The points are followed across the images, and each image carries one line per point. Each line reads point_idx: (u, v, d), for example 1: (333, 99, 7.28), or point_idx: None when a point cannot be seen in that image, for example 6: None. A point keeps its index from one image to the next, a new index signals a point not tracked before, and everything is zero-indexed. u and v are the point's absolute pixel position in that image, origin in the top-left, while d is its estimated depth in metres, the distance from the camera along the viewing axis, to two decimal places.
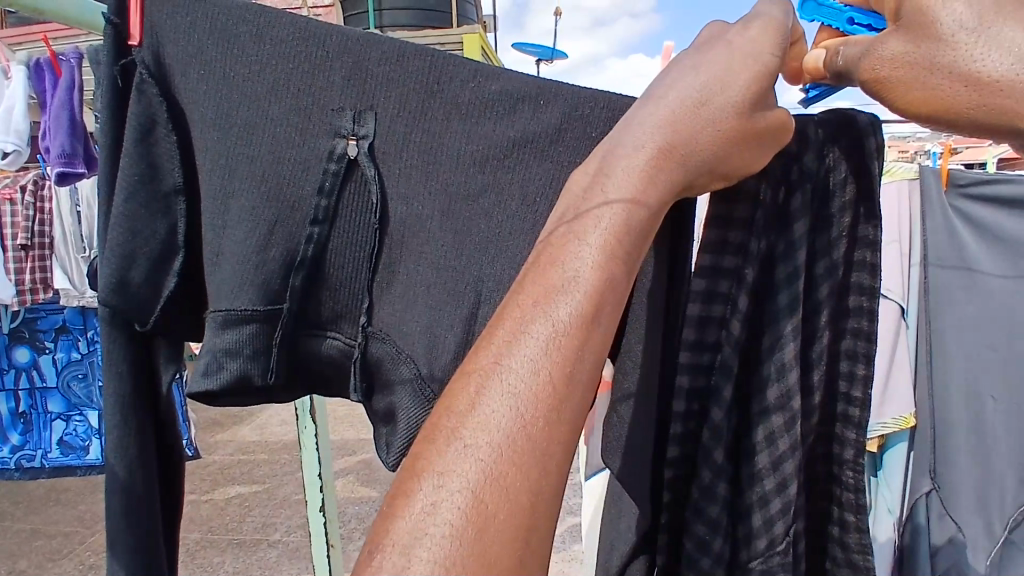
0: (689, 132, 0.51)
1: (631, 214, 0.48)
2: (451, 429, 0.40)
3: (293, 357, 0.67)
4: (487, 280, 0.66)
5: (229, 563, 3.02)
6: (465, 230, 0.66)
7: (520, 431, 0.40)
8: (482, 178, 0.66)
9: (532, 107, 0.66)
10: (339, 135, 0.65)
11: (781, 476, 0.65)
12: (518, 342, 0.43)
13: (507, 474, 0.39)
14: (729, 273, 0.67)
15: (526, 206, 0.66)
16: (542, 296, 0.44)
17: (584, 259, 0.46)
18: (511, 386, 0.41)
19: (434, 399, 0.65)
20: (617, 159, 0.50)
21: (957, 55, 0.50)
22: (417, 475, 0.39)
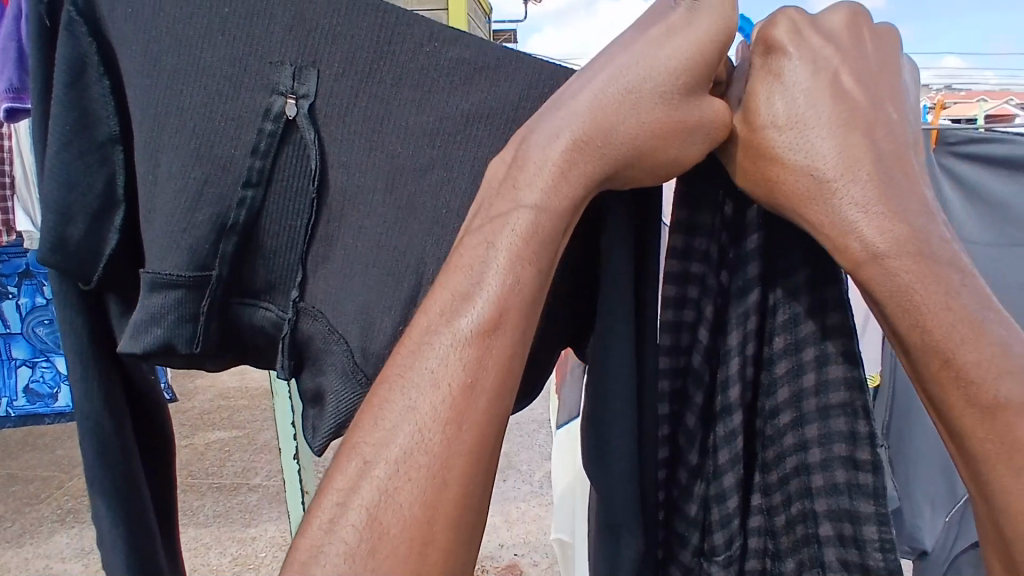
0: (608, 123, 0.52)
1: (541, 216, 0.50)
2: (352, 447, 0.46)
3: (224, 324, 0.63)
4: (429, 263, 0.61)
5: (210, 507, 3.03)
6: (410, 208, 0.61)
7: (417, 447, 0.45)
8: (432, 152, 0.61)
9: (488, 80, 0.60)
10: (277, 92, 0.59)
11: (720, 488, 0.66)
12: (423, 356, 0.48)
13: (402, 488, 0.44)
14: (697, 278, 0.67)
15: (477, 181, 0.61)
16: (450, 303, 0.49)
17: (493, 265, 0.49)
18: (412, 404, 0.46)
19: (363, 382, 0.61)
20: (531, 154, 0.52)
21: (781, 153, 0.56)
22: (321, 494, 0.46)
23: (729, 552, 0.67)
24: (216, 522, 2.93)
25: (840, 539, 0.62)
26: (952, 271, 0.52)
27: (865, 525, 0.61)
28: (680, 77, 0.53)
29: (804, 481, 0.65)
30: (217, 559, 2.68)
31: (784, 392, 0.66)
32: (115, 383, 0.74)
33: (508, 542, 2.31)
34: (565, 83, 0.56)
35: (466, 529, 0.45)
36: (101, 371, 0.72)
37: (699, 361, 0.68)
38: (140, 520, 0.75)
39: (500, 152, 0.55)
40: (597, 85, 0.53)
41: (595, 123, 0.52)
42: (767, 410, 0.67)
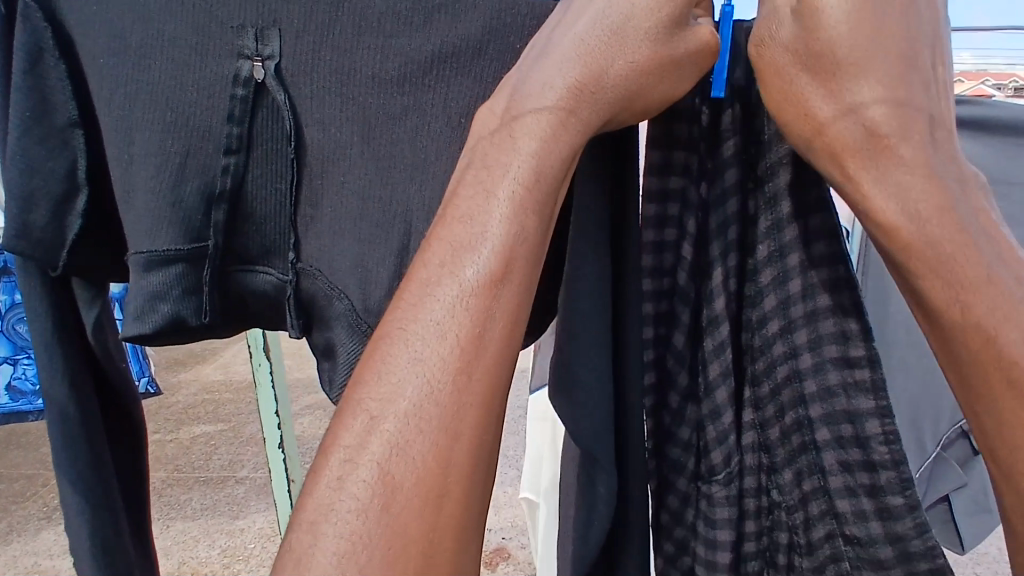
0: (598, 68, 0.53)
1: (543, 162, 0.51)
2: (358, 403, 0.46)
3: (223, 296, 0.64)
4: (414, 208, 0.61)
5: (198, 500, 3.05)
6: (389, 157, 0.61)
7: (427, 398, 0.45)
8: (403, 100, 0.60)
9: (449, 18, 0.59)
10: (242, 56, 0.59)
11: (715, 404, 0.66)
12: (427, 308, 0.48)
13: (413, 440, 0.44)
14: (675, 221, 0.68)
15: (452, 127, 0.60)
16: (450, 254, 0.49)
17: (496, 214, 0.49)
18: (419, 357, 0.46)
19: (369, 333, 0.62)
20: (525, 101, 0.52)
21: (815, 105, 0.52)
22: (326, 452, 0.46)
23: (732, 472, 0.67)
24: (205, 514, 2.94)
25: (838, 440, 0.65)
26: (992, 247, 0.50)
27: (867, 421, 0.63)
28: (663, 15, 0.54)
29: (796, 390, 0.66)
30: (207, 551, 2.69)
31: (775, 325, 0.67)
32: (78, 369, 0.75)
33: (495, 526, 2.35)
34: (543, 31, 0.56)
35: (481, 477, 0.46)
36: (64, 354, 0.73)
37: (684, 278, 0.68)
38: (109, 504, 0.77)
39: (489, 103, 0.55)
40: (583, 32, 0.54)
41: (586, 66, 0.53)
42: (756, 334, 0.69)
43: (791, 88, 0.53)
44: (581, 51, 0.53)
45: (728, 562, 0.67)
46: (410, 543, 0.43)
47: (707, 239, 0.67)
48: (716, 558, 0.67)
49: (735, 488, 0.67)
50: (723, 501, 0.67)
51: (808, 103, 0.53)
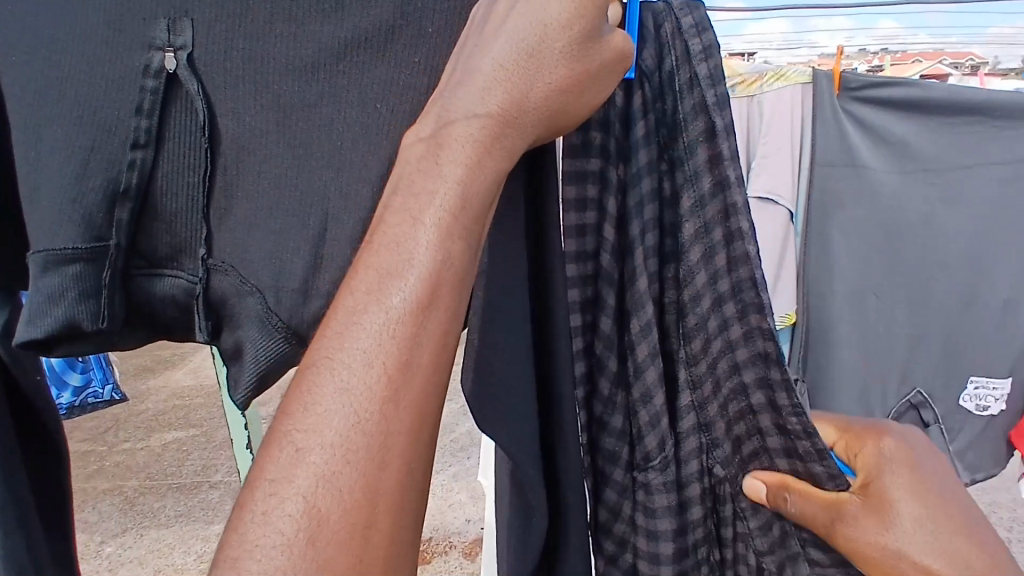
0: (518, 91, 0.52)
1: (467, 189, 0.51)
2: (284, 435, 0.45)
3: (129, 298, 0.63)
4: (333, 199, 0.60)
5: (172, 508, 3.08)
6: (305, 146, 0.60)
7: (353, 429, 0.44)
8: (319, 86, 0.60)
9: (359, 3, 0.59)
10: (153, 47, 0.59)
11: (645, 393, 0.68)
12: (354, 337, 0.47)
13: (339, 472, 0.44)
14: (595, 203, 0.69)
15: (368, 113, 0.59)
16: (376, 282, 0.48)
17: (421, 240, 0.49)
18: (345, 386, 0.46)
19: (279, 328, 0.61)
20: (447, 126, 0.51)
21: (866, 537, 0.63)
22: (253, 486, 0.44)
23: (665, 458, 0.69)
24: (179, 521, 2.98)
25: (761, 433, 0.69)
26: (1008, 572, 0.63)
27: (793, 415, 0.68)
28: (576, 29, 0.53)
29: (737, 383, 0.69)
30: (182, 558, 2.71)
31: (707, 302, 0.68)
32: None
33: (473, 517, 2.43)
34: (464, 43, 0.54)
35: (411, 502, 0.46)
36: None
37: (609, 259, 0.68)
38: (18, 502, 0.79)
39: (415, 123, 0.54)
40: (500, 48, 0.52)
41: (506, 91, 0.52)
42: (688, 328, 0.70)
43: (837, 489, 0.64)
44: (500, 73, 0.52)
45: (670, 553, 0.69)
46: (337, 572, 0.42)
47: (626, 221, 0.69)
48: (660, 548, 0.69)
49: (670, 476, 0.70)
50: (659, 488, 0.69)
51: (848, 528, 0.63)
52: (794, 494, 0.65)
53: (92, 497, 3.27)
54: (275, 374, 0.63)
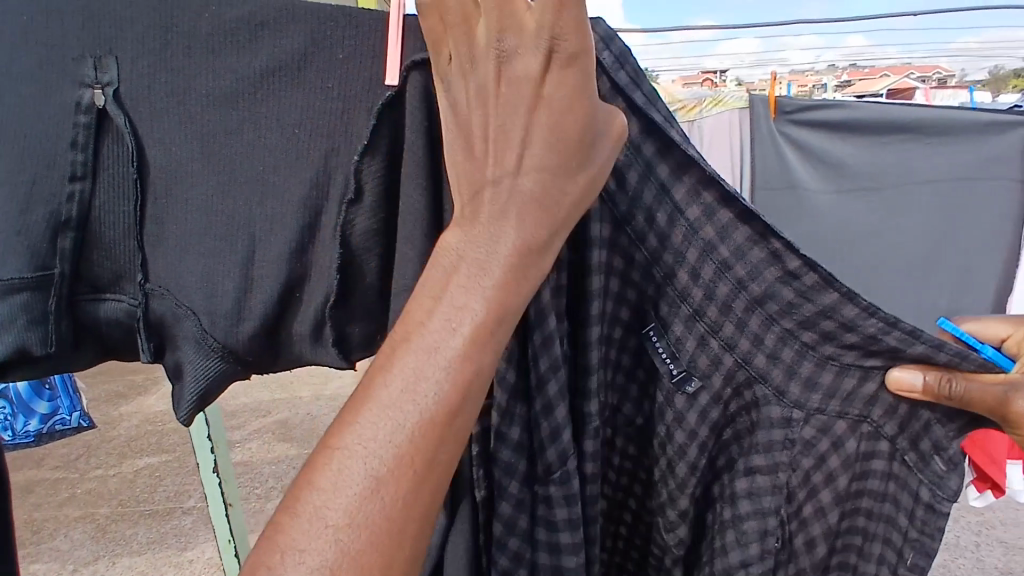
0: (542, 201, 0.50)
1: (502, 295, 0.49)
2: (314, 506, 0.43)
3: (75, 322, 0.65)
4: (260, 221, 0.65)
5: (143, 535, 3.14)
6: (232, 171, 0.64)
7: (380, 513, 0.43)
8: (238, 113, 0.64)
9: (272, 32, 0.63)
10: (83, 84, 0.62)
11: (554, 422, 0.68)
12: (389, 420, 0.45)
13: (363, 555, 0.42)
14: None
15: (287, 137, 0.64)
16: (413, 372, 0.46)
17: (456, 343, 0.47)
18: (375, 467, 0.44)
19: (215, 347, 0.65)
20: (487, 230, 0.49)
21: None
22: (279, 550, 0.42)
23: (568, 469, 0.70)
24: (149, 549, 3.03)
25: (809, 380, 0.71)
26: None
27: (848, 332, 0.68)
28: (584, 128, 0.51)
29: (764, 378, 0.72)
30: None
31: (723, 288, 0.69)
32: None
33: None
34: (473, 155, 0.51)
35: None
36: None
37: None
38: None
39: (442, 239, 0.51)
40: (521, 160, 0.50)
41: (534, 200, 0.50)
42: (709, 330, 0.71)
43: (997, 380, 0.66)
44: (521, 183, 0.50)
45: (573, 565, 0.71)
46: None
47: None
48: (561, 560, 0.71)
49: (570, 484, 0.70)
50: (561, 498, 0.70)
51: None
52: (958, 380, 0.65)
53: (64, 526, 3.27)
54: (214, 393, 0.66)
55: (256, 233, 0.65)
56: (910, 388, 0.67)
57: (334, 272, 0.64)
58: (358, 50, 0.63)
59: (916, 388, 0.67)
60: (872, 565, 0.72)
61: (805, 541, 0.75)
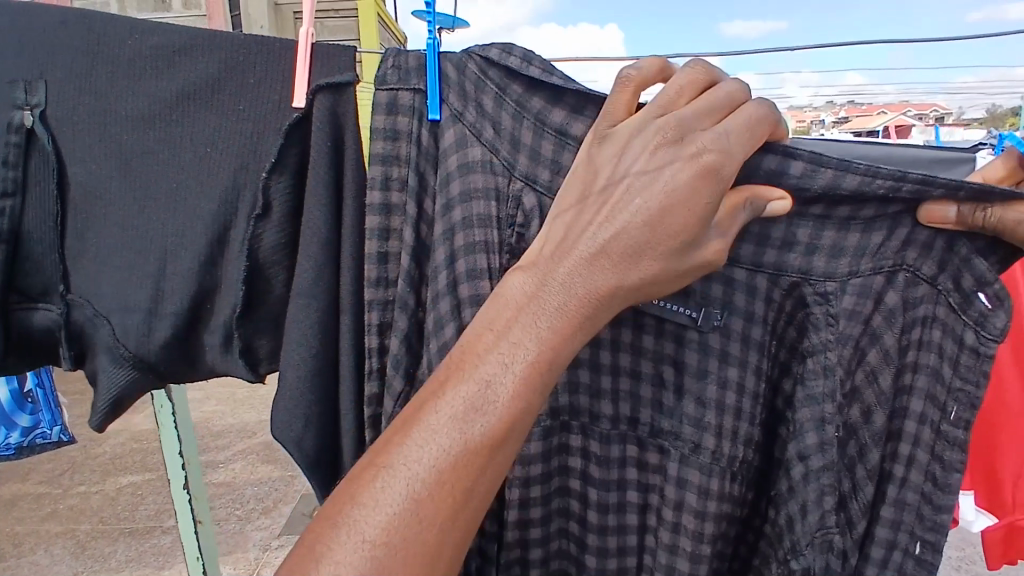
0: (624, 264, 0.60)
1: (552, 357, 0.58)
2: (353, 520, 0.52)
3: (4, 328, 0.73)
4: (171, 236, 0.71)
5: (121, 552, 3.15)
6: (149, 187, 0.71)
7: (412, 531, 0.52)
8: (156, 134, 0.71)
9: (189, 58, 0.71)
10: (14, 107, 0.69)
11: None
12: (434, 445, 0.55)
13: (392, 564, 0.51)
14: (397, 234, 0.73)
15: (201, 155, 0.71)
16: (469, 406, 0.56)
17: (505, 382, 0.56)
18: (412, 491, 0.53)
19: (127, 356, 0.73)
20: (551, 296, 0.59)
21: None
22: (316, 558, 0.51)
23: None
24: (127, 567, 3.05)
25: (833, 249, 0.79)
26: None
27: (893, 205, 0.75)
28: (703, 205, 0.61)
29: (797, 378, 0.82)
30: None
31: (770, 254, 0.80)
32: None
33: None
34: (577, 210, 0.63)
35: None
36: None
37: (403, 286, 0.73)
38: None
39: (500, 287, 0.62)
40: (628, 223, 0.60)
41: (614, 266, 0.60)
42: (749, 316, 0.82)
43: None
44: (643, 235, 0.60)
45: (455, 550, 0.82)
46: None
47: (427, 247, 0.74)
48: None
49: None
50: None
51: None
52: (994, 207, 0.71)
53: (43, 540, 3.29)
54: (127, 400, 0.74)
55: (167, 247, 0.72)
56: (942, 219, 0.74)
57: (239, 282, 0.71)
58: (264, 76, 0.71)
59: (950, 218, 0.73)
60: (908, 445, 0.79)
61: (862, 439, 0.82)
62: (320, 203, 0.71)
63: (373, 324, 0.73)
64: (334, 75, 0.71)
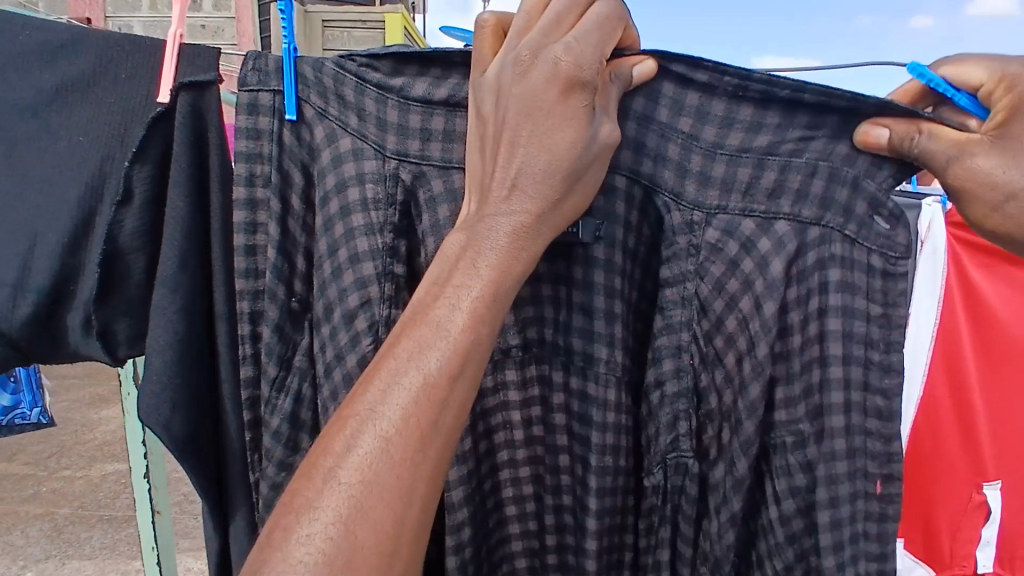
0: (540, 194, 0.76)
1: (490, 290, 0.73)
2: (330, 468, 0.65)
3: None
4: (40, 213, 0.90)
5: (97, 539, 3.19)
6: (28, 164, 0.91)
7: (386, 461, 0.65)
8: (35, 119, 0.90)
9: (69, 55, 0.91)
10: None
11: (291, 393, 0.95)
12: (394, 389, 0.67)
13: (375, 493, 0.64)
14: (264, 228, 0.94)
15: (73, 142, 0.90)
16: (416, 351, 0.69)
17: (454, 317, 0.70)
18: (382, 431, 0.66)
19: None
20: (484, 245, 0.74)
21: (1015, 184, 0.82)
22: (297, 511, 0.63)
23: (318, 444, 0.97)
24: (103, 554, 3.08)
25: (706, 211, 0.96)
26: None
27: (759, 137, 0.94)
28: (573, 122, 0.76)
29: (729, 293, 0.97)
30: None
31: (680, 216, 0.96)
32: None
33: None
34: (490, 157, 0.79)
35: (422, 500, 0.66)
36: None
37: (271, 278, 0.93)
38: None
39: (443, 249, 0.76)
40: (524, 162, 0.76)
41: (533, 204, 0.76)
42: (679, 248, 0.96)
43: (958, 142, 0.84)
44: (546, 169, 0.76)
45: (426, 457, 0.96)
46: (365, 548, 0.62)
47: (289, 240, 0.95)
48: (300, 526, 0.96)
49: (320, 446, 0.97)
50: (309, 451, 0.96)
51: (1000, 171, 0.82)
52: (918, 137, 0.86)
53: (21, 522, 3.31)
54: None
55: (37, 229, 0.91)
56: (876, 142, 0.90)
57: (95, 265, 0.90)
58: (130, 73, 0.92)
59: (882, 139, 0.89)
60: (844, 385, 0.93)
61: (756, 363, 0.96)
62: (185, 199, 0.91)
63: (245, 312, 0.94)
64: (198, 75, 0.91)
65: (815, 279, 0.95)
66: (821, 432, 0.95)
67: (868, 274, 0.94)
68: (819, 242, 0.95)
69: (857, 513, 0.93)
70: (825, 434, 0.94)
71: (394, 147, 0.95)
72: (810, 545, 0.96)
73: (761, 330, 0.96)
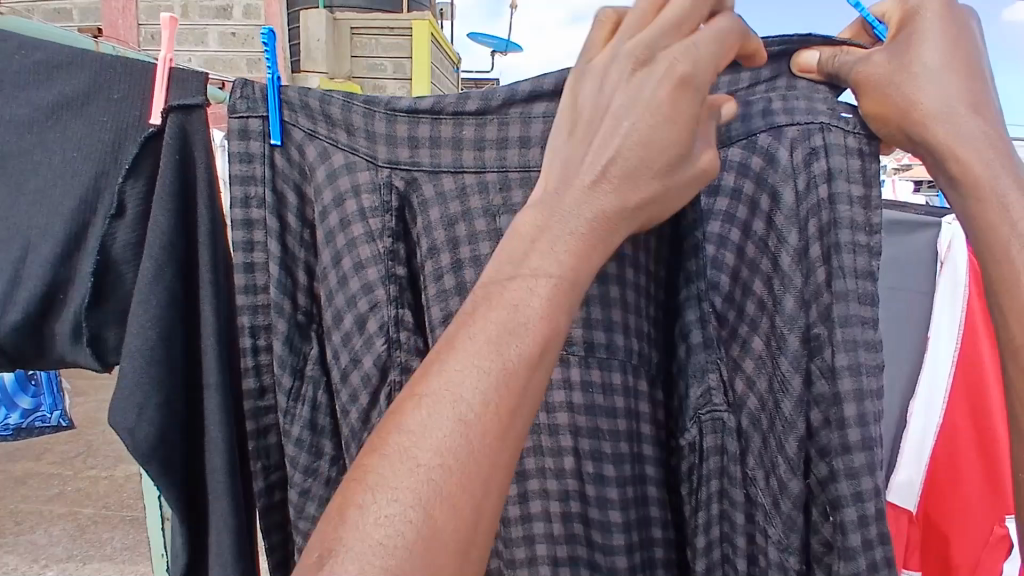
0: (635, 177, 0.67)
1: (574, 273, 0.64)
2: (401, 447, 0.56)
3: None
4: (32, 230, 0.90)
5: (118, 539, 3.23)
6: (17, 182, 0.90)
7: (470, 453, 0.56)
8: (28, 137, 0.90)
9: (62, 75, 0.91)
10: None
11: (308, 403, 0.95)
12: (473, 374, 0.58)
13: (456, 479, 0.55)
14: (260, 243, 0.93)
15: (63, 159, 0.90)
16: (498, 338, 0.59)
17: (534, 299, 0.61)
18: (462, 415, 0.56)
19: None
20: (561, 222, 0.65)
21: (905, 88, 0.84)
22: (369, 491, 0.54)
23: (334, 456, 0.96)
24: (123, 554, 3.12)
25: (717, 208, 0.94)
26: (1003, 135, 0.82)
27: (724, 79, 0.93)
28: (682, 110, 0.68)
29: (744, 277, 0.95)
30: None
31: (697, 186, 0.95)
32: None
33: None
34: (573, 144, 0.69)
35: (504, 487, 0.58)
36: None
37: (276, 293, 0.92)
38: None
39: (512, 232, 0.66)
40: (622, 146, 0.67)
41: (623, 190, 0.67)
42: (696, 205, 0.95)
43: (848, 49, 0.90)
44: (643, 147, 0.67)
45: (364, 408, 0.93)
46: (447, 534, 0.54)
47: (285, 252, 0.95)
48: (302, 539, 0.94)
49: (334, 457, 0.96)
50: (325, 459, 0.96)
51: (892, 77, 0.85)
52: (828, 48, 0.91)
53: (43, 520, 3.36)
54: None
55: (28, 239, 0.90)
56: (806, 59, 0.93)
57: (87, 277, 0.89)
58: (124, 93, 0.92)
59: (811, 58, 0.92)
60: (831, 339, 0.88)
61: (785, 277, 0.92)
62: (164, 210, 0.89)
63: (246, 327, 0.92)
64: (186, 97, 0.91)
65: (806, 192, 0.91)
66: (823, 310, 0.89)
67: (850, 160, 0.91)
68: (803, 141, 0.91)
69: (866, 414, 0.86)
70: (836, 332, 0.87)
71: (389, 153, 0.96)
72: (817, 479, 0.90)
73: (783, 300, 0.92)
